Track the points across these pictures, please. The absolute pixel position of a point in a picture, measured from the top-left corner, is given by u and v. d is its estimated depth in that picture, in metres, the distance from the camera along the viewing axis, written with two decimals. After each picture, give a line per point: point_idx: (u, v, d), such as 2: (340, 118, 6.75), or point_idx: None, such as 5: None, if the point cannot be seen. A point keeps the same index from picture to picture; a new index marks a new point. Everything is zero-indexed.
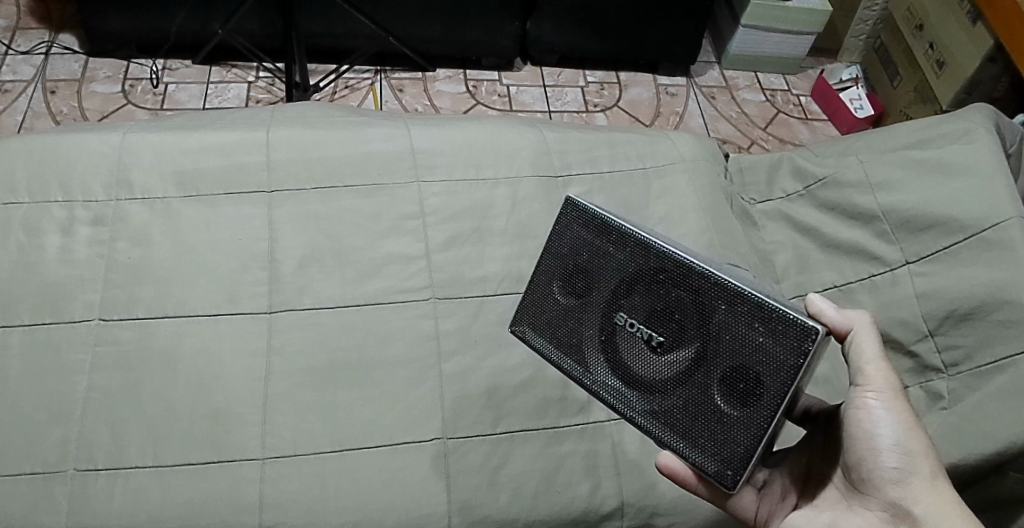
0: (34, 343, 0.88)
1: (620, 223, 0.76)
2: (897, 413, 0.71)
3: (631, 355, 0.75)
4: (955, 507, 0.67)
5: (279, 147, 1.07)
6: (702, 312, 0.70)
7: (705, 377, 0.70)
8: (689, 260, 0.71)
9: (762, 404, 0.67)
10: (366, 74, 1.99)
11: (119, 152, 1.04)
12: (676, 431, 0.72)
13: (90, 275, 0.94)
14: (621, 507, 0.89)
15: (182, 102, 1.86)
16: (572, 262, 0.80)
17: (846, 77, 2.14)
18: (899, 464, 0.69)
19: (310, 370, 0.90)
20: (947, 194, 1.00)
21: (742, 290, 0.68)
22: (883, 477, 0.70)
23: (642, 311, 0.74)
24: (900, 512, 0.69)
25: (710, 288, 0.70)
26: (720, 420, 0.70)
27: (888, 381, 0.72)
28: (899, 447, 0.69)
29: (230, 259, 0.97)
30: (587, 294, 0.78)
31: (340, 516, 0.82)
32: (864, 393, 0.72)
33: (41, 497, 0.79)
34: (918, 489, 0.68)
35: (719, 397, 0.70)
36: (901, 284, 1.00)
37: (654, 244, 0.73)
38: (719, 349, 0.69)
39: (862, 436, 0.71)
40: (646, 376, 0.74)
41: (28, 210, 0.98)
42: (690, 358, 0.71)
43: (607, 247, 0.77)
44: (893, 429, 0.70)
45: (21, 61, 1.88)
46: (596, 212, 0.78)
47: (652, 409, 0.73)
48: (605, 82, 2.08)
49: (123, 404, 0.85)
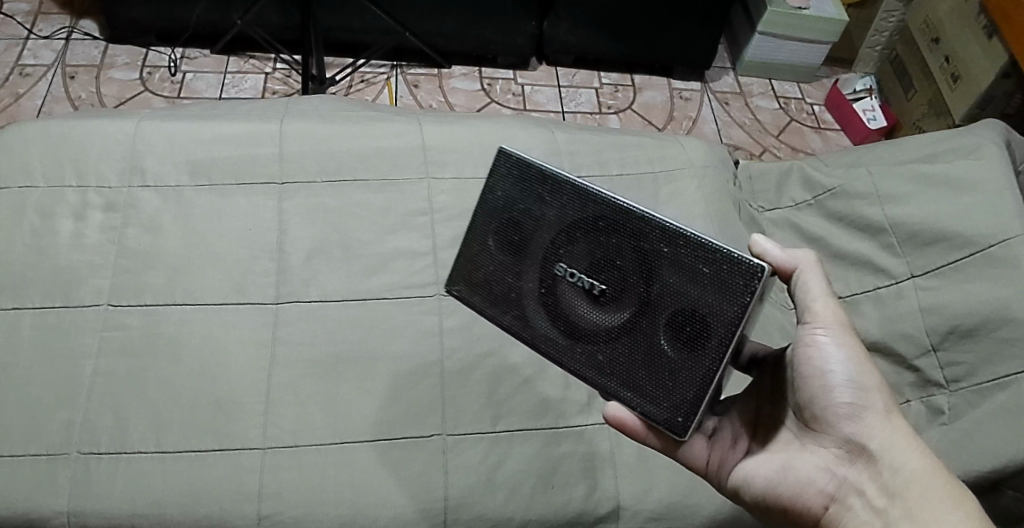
0: (44, 326, 0.90)
1: (555, 171, 0.73)
2: (847, 348, 0.71)
3: (573, 306, 0.73)
4: (909, 440, 0.67)
5: (292, 140, 1.08)
6: (644, 257, 0.69)
7: (651, 323, 0.70)
8: (628, 206, 0.70)
9: (710, 347, 0.67)
10: (383, 69, 2.01)
11: (134, 139, 1.05)
12: (624, 380, 0.71)
13: (100, 260, 0.95)
14: (618, 510, 0.89)
15: (199, 91, 1.88)
16: (506, 214, 0.76)
17: (859, 87, 2.13)
18: (852, 400, 0.69)
19: (315, 361, 0.91)
20: (955, 209, 1.00)
21: (685, 232, 0.68)
22: (835, 413, 0.70)
23: (583, 260, 0.72)
24: (854, 447, 0.69)
25: (653, 233, 0.69)
26: (668, 366, 0.69)
27: (836, 317, 0.72)
28: (850, 382, 0.69)
29: (240, 249, 0.98)
30: (524, 246, 0.75)
31: (338, 509, 0.83)
32: (813, 330, 0.72)
33: (45, 478, 0.81)
34: (871, 421, 0.68)
35: (666, 344, 0.69)
36: (907, 297, 1.00)
37: (592, 191, 0.71)
38: (665, 293, 0.69)
39: (813, 372, 0.71)
40: (589, 327, 0.72)
41: (43, 194, 1.00)
42: (634, 304, 0.70)
43: (544, 197, 0.74)
44: (844, 364, 0.70)
45: (42, 46, 1.90)
46: (529, 161, 0.75)
47: (598, 360, 0.72)
48: (620, 84, 2.08)
49: (128, 389, 0.87)
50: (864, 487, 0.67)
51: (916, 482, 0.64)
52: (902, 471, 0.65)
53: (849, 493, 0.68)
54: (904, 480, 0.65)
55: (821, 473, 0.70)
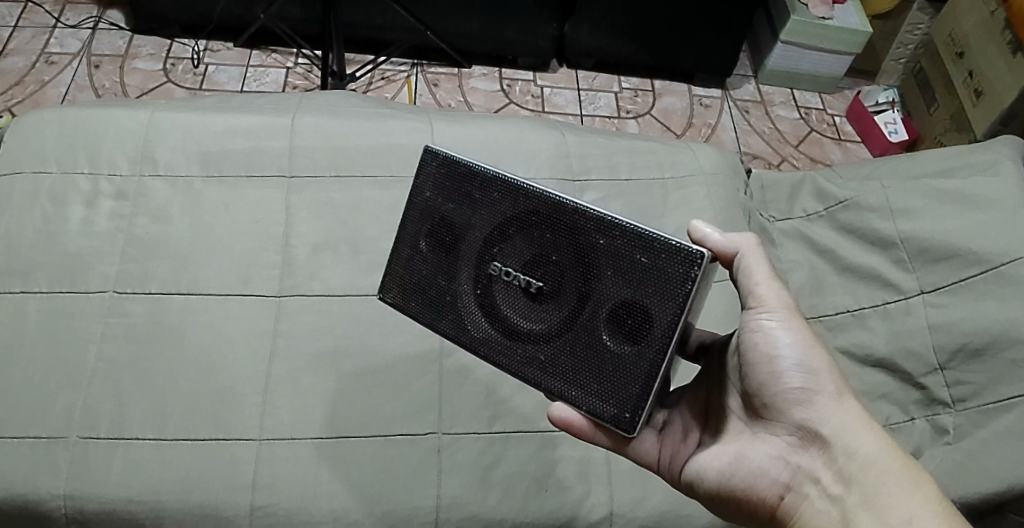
0: (51, 310, 0.91)
1: (484, 168, 0.71)
2: (794, 331, 0.70)
3: (509, 305, 0.70)
4: (862, 423, 0.67)
5: (303, 134, 1.09)
6: (579, 250, 0.67)
7: (591, 317, 0.67)
8: (560, 197, 0.68)
9: (653, 338, 0.65)
10: (403, 67, 2.02)
11: (148, 128, 1.07)
12: (568, 379, 0.69)
13: (108, 247, 0.96)
14: (610, 516, 0.89)
15: (220, 83, 1.90)
16: (438, 215, 0.73)
17: (881, 99, 2.10)
18: (802, 384, 0.68)
19: (315, 354, 0.92)
20: (969, 225, 0.98)
21: (619, 221, 0.66)
22: (785, 399, 0.69)
23: (517, 257, 0.69)
24: (806, 433, 0.68)
25: (586, 224, 0.67)
26: (611, 361, 0.67)
27: (782, 301, 0.71)
28: (799, 367, 0.69)
29: (247, 241, 0.99)
30: (458, 246, 0.72)
31: (330, 503, 0.83)
32: (759, 315, 0.71)
33: (45, 460, 0.82)
34: (822, 406, 0.68)
35: (607, 338, 0.67)
36: (915, 313, 0.98)
37: (522, 185, 0.69)
38: (603, 286, 0.67)
39: (762, 359, 0.70)
40: (528, 326, 0.70)
41: (56, 180, 1.01)
42: (572, 298, 0.68)
43: (475, 195, 0.71)
44: (793, 349, 0.69)
45: (69, 34, 1.93)
46: (457, 159, 0.73)
47: (539, 359, 0.69)
48: (639, 89, 2.07)
49: (129, 375, 0.88)
50: (818, 474, 0.67)
51: (872, 469, 0.64)
52: (857, 457, 0.65)
53: (803, 480, 0.68)
54: (859, 467, 0.65)
55: (773, 462, 0.69)
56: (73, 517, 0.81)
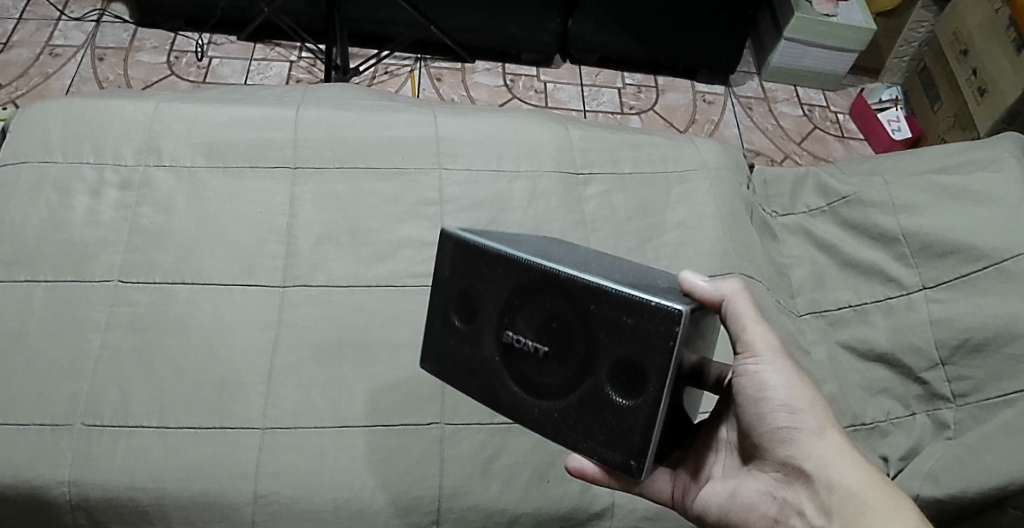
0: (56, 298, 0.91)
1: (476, 242, 0.71)
2: (781, 371, 0.69)
3: (523, 370, 0.70)
4: (847, 456, 0.67)
5: (307, 125, 1.09)
6: (572, 316, 0.66)
7: (591, 376, 0.66)
8: (551, 266, 0.67)
9: (651, 394, 0.64)
10: (406, 61, 2.02)
11: (152, 119, 1.07)
12: (578, 434, 0.68)
13: (112, 237, 0.97)
14: (612, 507, 0.89)
15: (224, 77, 1.90)
16: (452, 289, 0.74)
17: (885, 97, 2.11)
18: (788, 424, 0.68)
19: (318, 344, 0.92)
20: (971, 222, 0.99)
21: (601, 285, 0.64)
22: (771, 438, 0.69)
23: (521, 325, 0.69)
24: (790, 469, 0.68)
25: (575, 289, 0.65)
26: (615, 415, 0.66)
27: (771, 345, 0.70)
28: (787, 408, 0.68)
29: (250, 231, 0.99)
30: (470, 315, 0.73)
31: (332, 491, 0.84)
32: (748, 362, 0.70)
33: (48, 447, 0.83)
34: (807, 444, 0.68)
35: (608, 395, 0.66)
36: (916, 308, 0.99)
37: (516, 256, 0.68)
38: (599, 347, 0.65)
39: (752, 403, 0.70)
40: (541, 388, 0.69)
41: (60, 170, 1.02)
42: (575, 360, 0.67)
43: (479, 269, 0.71)
44: (782, 393, 0.69)
45: (73, 27, 1.93)
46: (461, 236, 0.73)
47: (553, 418, 0.69)
48: (643, 85, 2.07)
49: (134, 364, 0.88)
50: (804, 508, 0.68)
51: (850, 501, 0.64)
52: (838, 489, 0.65)
53: (791, 514, 0.69)
54: (840, 499, 0.65)
55: (762, 498, 0.71)
56: (77, 503, 0.82)
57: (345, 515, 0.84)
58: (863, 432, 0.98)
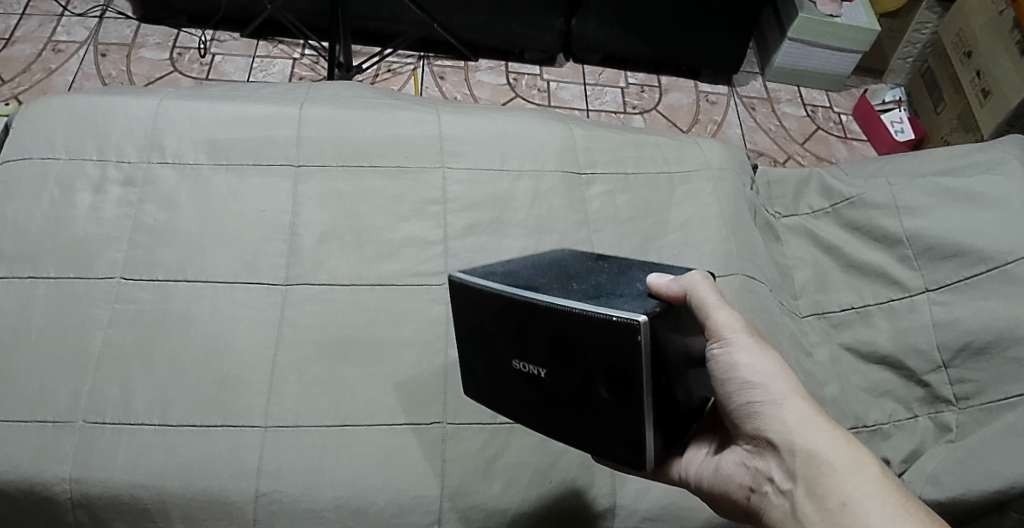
0: (59, 295, 0.91)
1: (464, 282, 0.74)
2: (745, 348, 0.69)
3: (532, 391, 0.74)
4: (812, 421, 0.66)
5: (310, 124, 1.09)
6: (556, 337, 0.68)
7: (585, 389, 0.69)
8: (530, 297, 0.69)
9: (638, 399, 0.66)
10: (409, 59, 2.02)
11: (156, 116, 1.07)
12: (588, 440, 0.72)
13: (115, 234, 0.97)
14: (613, 508, 0.89)
15: (227, 74, 1.90)
16: (460, 326, 0.78)
17: (888, 98, 2.11)
18: (755, 398, 0.68)
19: (320, 342, 0.92)
20: (975, 224, 0.99)
21: (572, 308, 0.66)
22: (740, 413, 0.69)
23: (521, 351, 0.72)
24: (760, 440, 0.68)
25: (552, 315, 0.67)
26: (613, 419, 0.69)
27: (737, 327, 0.70)
28: (754, 384, 0.68)
29: (253, 229, 0.99)
30: (477, 345, 0.76)
31: (334, 490, 0.84)
32: (717, 347, 0.70)
33: (50, 444, 0.83)
34: (774, 415, 0.67)
35: (603, 403, 0.69)
36: (919, 311, 0.99)
37: (500, 293, 0.71)
38: (585, 364, 0.68)
39: (724, 385, 0.70)
40: (550, 404, 0.73)
41: (63, 166, 1.02)
42: (569, 377, 0.70)
43: (474, 308, 0.74)
44: (750, 372, 0.68)
45: (76, 23, 1.93)
46: (459, 281, 0.75)
47: (566, 430, 0.73)
48: (646, 84, 2.07)
49: (136, 361, 0.88)
50: (773, 475, 0.67)
51: (816, 466, 0.63)
52: (803, 456, 0.64)
53: (763, 482, 0.68)
54: (806, 465, 0.64)
55: (738, 469, 0.70)
56: (78, 500, 0.82)
57: (346, 514, 0.83)
58: (865, 434, 0.98)
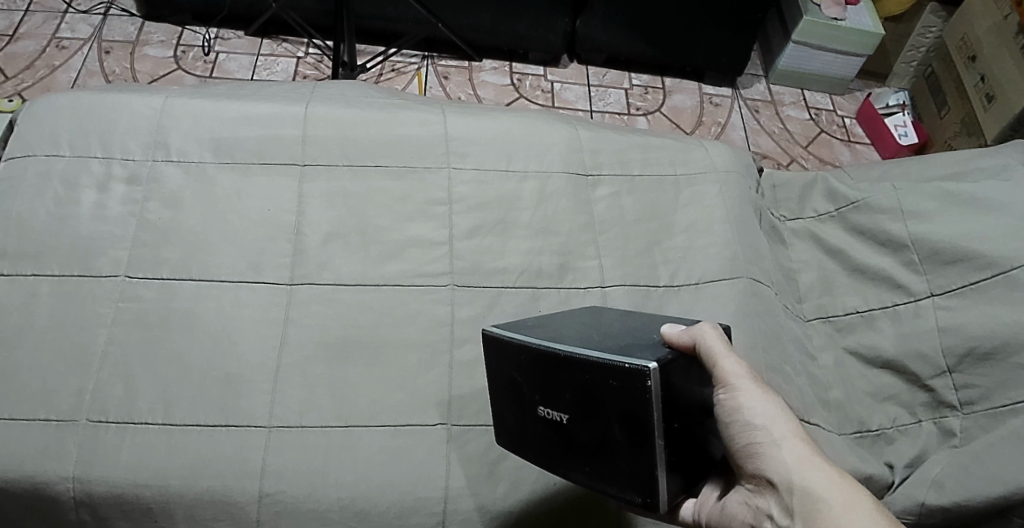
0: (63, 293, 0.91)
1: (493, 335, 0.79)
2: (749, 389, 0.69)
3: (550, 441, 0.75)
4: (814, 461, 0.66)
5: (316, 123, 1.09)
6: (576, 383, 0.71)
7: (600, 433, 0.71)
8: (553, 347, 0.73)
9: (650, 440, 0.68)
10: (414, 59, 2.02)
11: (161, 113, 1.07)
12: (601, 485, 0.72)
13: (119, 232, 0.97)
14: (617, 511, 0.89)
15: (231, 72, 1.90)
16: (490, 382, 0.81)
17: (891, 102, 2.10)
18: (756, 440, 0.68)
19: (324, 342, 0.92)
20: (980, 229, 0.99)
21: (591, 355, 0.70)
22: (744, 454, 0.69)
23: (542, 398, 0.75)
24: (760, 479, 0.67)
25: (572, 362, 0.71)
26: (627, 463, 0.69)
27: (744, 373, 0.70)
28: (760, 428, 0.68)
29: (258, 228, 0.99)
30: (503, 398, 0.79)
31: (338, 490, 0.84)
32: (723, 392, 0.70)
33: (53, 442, 0.83)
34: (779, 455, 0.67)
35: (617, 445, 0.70)
36: (924, 316, 0.99)
37: (525, 344, 0.75)
38: (602, 408, 0.70)
39: (729, 429, 0.70)
40: (566, 454, 0.74)
41: (68, 163, 1.02)
42: (585, 424, 0.72)
43: (502, 362, 0.78)
44: (756, 415, 0.68)
45: (79, 20, 1.93)
46: (491, 337, 0.79)
47: (580, 478, 0.73)
48: (649, 86, 2.07)
49: (140, 360, 0.88)
50: (773, 513, 0.66)
51: (819, 505, 0.64)
52: (807, 496, 0.64)
53: (762, 519, 0.67)
54: (810, 505, 0.64)
55: (740, 507, 0.69)
56: (81, 499, 0.82)
57: (350, 514, 0.83)
58: (869, 439, 0.99)
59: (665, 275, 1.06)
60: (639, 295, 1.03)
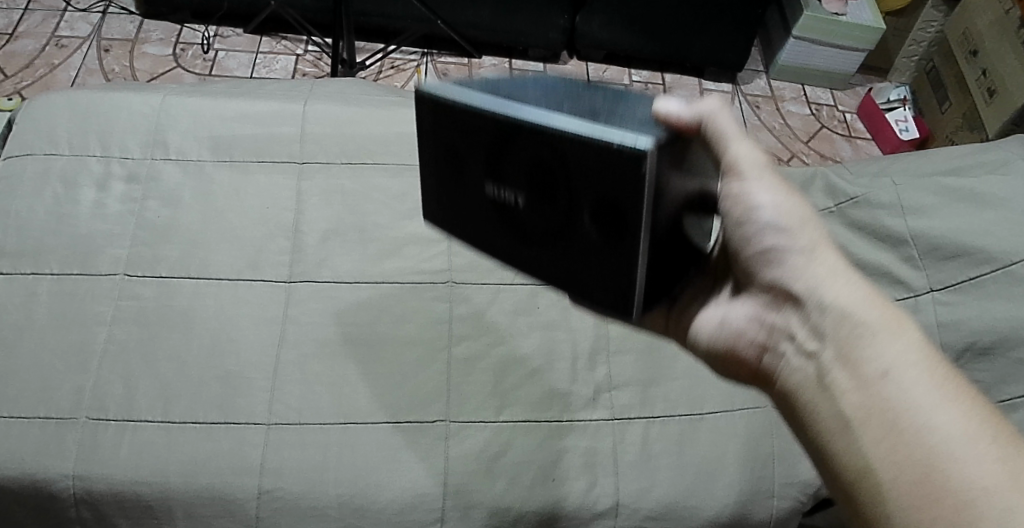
0: (62, 291, 0.91)
1: (431, 94, 0.65)
2: (761, 189, 0.65)
3: (516, 221, 0.67)
4: (839, 275, 0.62)
5: (314, 121, 1.09)
6: (540, 157, 0.60)
7: (572, 212, 0.62)
8: (519, 118, 0.60)
9: (629, 234, 0.60)
10: (413, 56, 2.01)
11: (159, 112, 1.07)
12: (574, 281, 0.66)
13: (118, 230, 0.97)
14: (616, 507, 0.88)
15: (230, 69, 1.90)
16: (433, 158, 0.69)
17: (893, 97, 2.09)
18: (772, 246, 0.64)
19: (323, 340, 0.92)
20: (981, 224, 0.98)
21: (567, 130, 0.57)
22: (759, 259, 0.65)
23: (499, 169, 0.64)
24: (778, 290, 0.64)
25: (543, 139, 0.59)
26: (601, 256, 0.63)
27: (756, 162, 0.66)
28: (773, 226, 0.64)
29: (257, 226, 0.99)
30: (452, 174, 0.69)
31: (337, 487, 0.84)
32: (735, 181, 0.66)
33: (52, 440, 0.83)
34: (796, 263, 0.63)
35: (587, 239, 0.63)
36: (924, 311, 0.99)
37: (480, 108, 0.62)
38: (577, 190, 0.60)
39: (742, 226, 0.66)
40: (534, 238, 0.66)
41: (67, 162, 1.02)
42: (557, 202, 0.62)
43: (451, 130, 0.65)
44: (770, 214, 0.64)
45: (78, 18, 1.93)
46: (429, 93, 0.65)
47: (552, 268, 0.67)
48: (649, 82, 2.06)
49: (140, 358, 0.88)
50: (793, 331, 0.62)
51: (845, 324, 0.58)
52: (830, 310, 0.60)
53: (780, 338, 0.64)
54: (834, 322, 0.59)
55: (751, 325, 0.67)
56: (81, 497, 0.82)
57: (349, 511, 0.83)
58: None
59: None
60: None
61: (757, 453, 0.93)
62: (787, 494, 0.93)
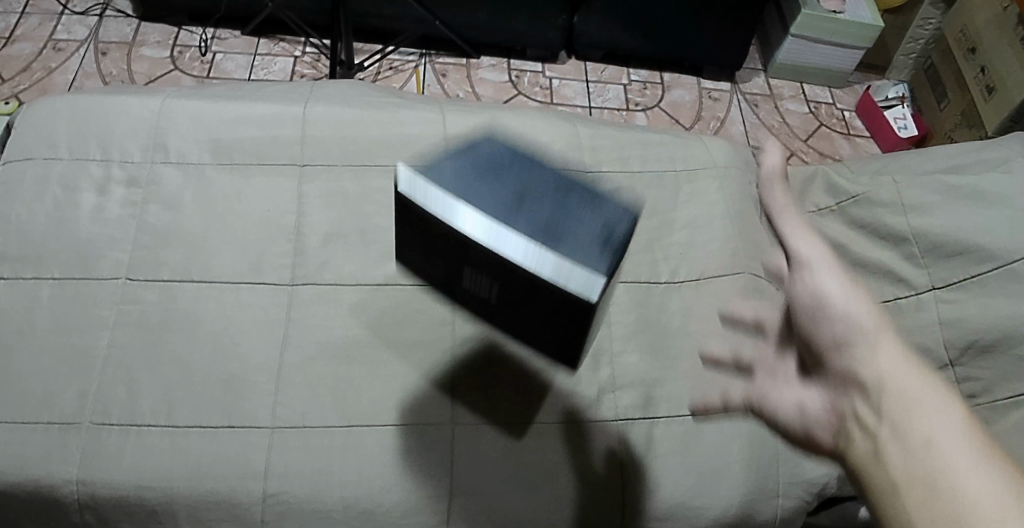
0: (63, 296, 0.91)
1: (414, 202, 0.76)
2: (833, 282, 0.65)
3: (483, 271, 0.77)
4: (901, 355, 0.59)
5: (315, 123, 1.09)
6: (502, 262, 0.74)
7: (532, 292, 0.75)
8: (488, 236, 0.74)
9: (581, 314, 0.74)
10: (411, 57, 2.01)
11: (158, 114, 1.07)
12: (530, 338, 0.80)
13: (120, 234, 0.97)
14: (618, 510, 0.88)
15: (228, 72, 1.90)
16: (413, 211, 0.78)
17: (891, 95, 2.10)
18: (845, 335, 0.62)
19: (327, 343, 0.92)
20: (982, 222, 0.98)
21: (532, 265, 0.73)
22: (829, 349, 0.63)
23: (469, 258, 0.77)
24: (844, 377, 0.61)
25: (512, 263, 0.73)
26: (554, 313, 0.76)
27: (825, 251, 0.67)
28: (844, 314, 0.63)
29: (258, 229, 0.99)
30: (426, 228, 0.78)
31: (341, 491, 0.84)
32: (801, 267, 0.67)
33: (55, 446, 0.82)
34: (861, 350, 0.61)
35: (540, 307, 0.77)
36: (926, 308, 1.00)
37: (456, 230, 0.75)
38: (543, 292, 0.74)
39: (814, 322, 0.65)
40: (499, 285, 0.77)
41: (67, 166, 1.02)
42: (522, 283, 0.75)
43: (436, 225, 0.76)
44: (836, 288, 0.64)
45: (76, 22, 1.93)
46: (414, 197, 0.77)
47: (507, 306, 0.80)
48: (648, 82, 2.06)
49: (143, 362, 0.88)
50: (855, 409, 0.59)
51: (888, 390, 0.57)
52: (876, 379, 0.58)
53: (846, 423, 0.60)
54: (889, 391, 0.57)
55: (821, 414, 0.63)
56: (86, 503, 0.82)
57: (354, 514, 0.83)
58: None
59: (666, 271, 1.05)
60: (640, 292, 1.03)
61: (757, 454, 0.93)
62: (792, 494, 0.94)
